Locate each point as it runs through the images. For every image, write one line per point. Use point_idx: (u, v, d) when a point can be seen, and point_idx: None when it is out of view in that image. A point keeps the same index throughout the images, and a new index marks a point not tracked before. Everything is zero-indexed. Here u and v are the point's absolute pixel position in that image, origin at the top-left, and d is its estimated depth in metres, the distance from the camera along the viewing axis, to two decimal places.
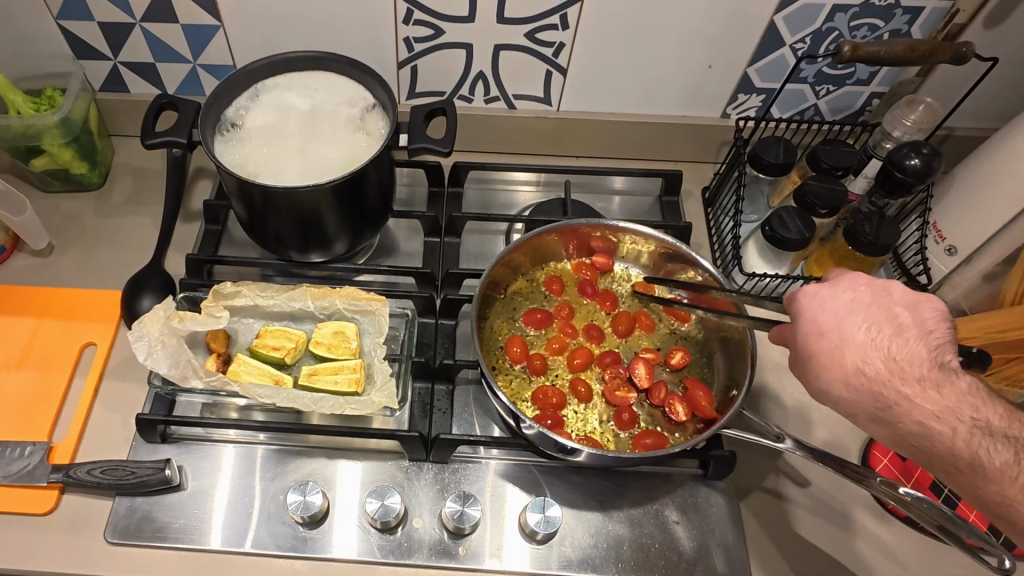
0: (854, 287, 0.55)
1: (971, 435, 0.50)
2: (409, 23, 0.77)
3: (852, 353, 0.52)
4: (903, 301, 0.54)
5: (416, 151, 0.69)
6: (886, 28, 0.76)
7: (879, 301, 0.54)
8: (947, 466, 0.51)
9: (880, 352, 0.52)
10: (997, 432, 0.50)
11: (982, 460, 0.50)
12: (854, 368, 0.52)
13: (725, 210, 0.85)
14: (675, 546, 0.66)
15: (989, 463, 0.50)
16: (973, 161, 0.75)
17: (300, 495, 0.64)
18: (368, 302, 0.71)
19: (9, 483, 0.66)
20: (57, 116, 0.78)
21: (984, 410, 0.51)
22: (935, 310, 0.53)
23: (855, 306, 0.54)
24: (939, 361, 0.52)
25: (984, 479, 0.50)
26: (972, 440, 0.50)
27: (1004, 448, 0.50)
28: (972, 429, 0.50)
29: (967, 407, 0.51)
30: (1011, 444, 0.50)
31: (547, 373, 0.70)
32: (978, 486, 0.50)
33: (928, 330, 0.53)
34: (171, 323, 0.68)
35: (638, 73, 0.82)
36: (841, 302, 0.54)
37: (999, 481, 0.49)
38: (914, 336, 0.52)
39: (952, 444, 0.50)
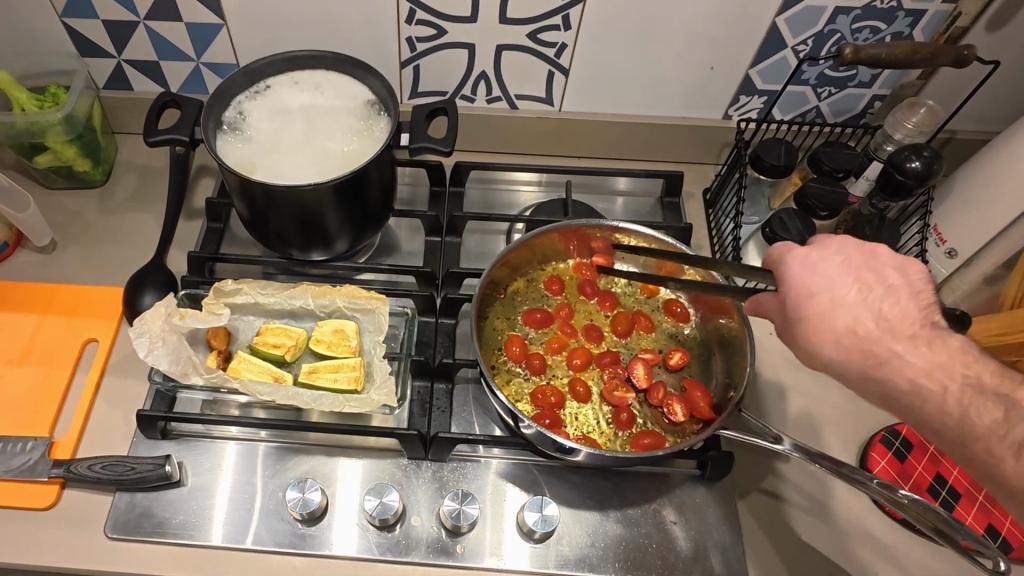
0: (842, 252, 0.54)
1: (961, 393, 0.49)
2: (412, 23, 0.77)
3: (841, 315, 0.51)
4: (891, 263, 0.53)
5: (418, 151, 0.69)
6: (888, 31, 0.76)
7: (868, 262, 0.53)
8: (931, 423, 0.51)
9: (874, 313, 0.51)
10: (989, 389, 0.49)
11: (971, 417, 0.49)
12: (866, 325, 0.51)
13: (726, 211, 0.85)
14: (672, 547, 0.66)
15: (977, 421, 0.49)
16: (975, 164, 0.75)
17: (299, 492, 0.65)
18: (369, 301, 0.71)
19: (10, 477, 0.66)
20: (60, 113, 0.79)
21: (976, 367, 0.50)
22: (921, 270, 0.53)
23: (844, 269, 0.52)
24: (930, 319, 0.51)
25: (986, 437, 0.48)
26: (962, 398, 0.49)
27: (995, 406, 0.49)
28: (964, 388, 0.49)
29: (959, 362, 0.50)
30: (1004, 403, 0.49)
31: (547, 373, 0.70)
32: (961, 440, 0.49)
33: (918, 291, 0.52)
34: (172, 320, 0.68)
35: (640, 75, 0.83)
36: (828, 265, 0.53)
37: (990, 437, 0.48)
38: (904, 296, 0.52)
39: (942, 404, 0.49)
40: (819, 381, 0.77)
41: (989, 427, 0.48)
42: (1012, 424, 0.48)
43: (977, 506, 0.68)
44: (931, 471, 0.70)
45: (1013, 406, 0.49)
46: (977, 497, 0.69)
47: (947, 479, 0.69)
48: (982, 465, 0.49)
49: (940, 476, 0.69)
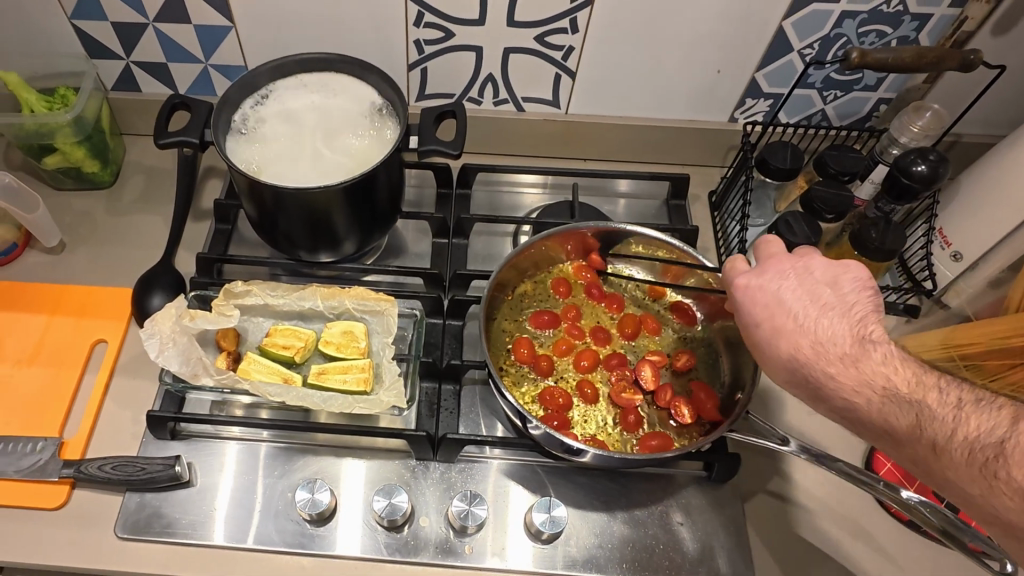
0: (781, 278, 0.57)
1: (883, 403, 0.49)
2: (420, 26, 0.78)
3: (782, 342, 0.54)
4: (827, 281, 0.55)
5: (426, 153, 0.69)
6: (894, 35, 0.76)
7: (804, 286, 0.55)
8: (873, 433, 0.51)
9: (808, 336, 0.53)
10: (904, 396, 0.49)
11: (894, 426, 0.49)
12: (798, 346, 0.53)
13: (732, 214, 0.85)
14: (679, 548, 0.66)
15: (899, 429, 0.49)
16: (982, 167, 0.75)
17: (308, 492, 0.65)
18: (378, 302, 0.72)
19: (21, 477, 0.66)
20: (69, 115, 0.79)
21: (896, 377, 0.50)
22: (856, 281, 0.55)
23: (784, 296, 0.55)
24: (862, 334, 0.52)
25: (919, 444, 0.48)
26: (883, 408, 0.49)
27: (908, 412, 0.48)
28: (885, 399, 0.50)
29: (879, 374, 0.50)
30: (916, 408, 0.48)
31: (554, 375, 0.70)
32: (898, 446, 0.50)
33: (851, 306, 0.54)
34: (182, 321, 0.68)
35: (646, 78, 0.83)
36: (768, 292, 0.56)
37: (910, 443, 0.48)
38: (835, 314, 0.54)
39: (871, 416, 0.50)
40: None
41: (909, 433, 0.48)
42: (925, 427, 0.47)
43: None
44: None
45: (925, 411, 0.48)
46: None
47: None
48: (919, 467, 0.49)
49: None
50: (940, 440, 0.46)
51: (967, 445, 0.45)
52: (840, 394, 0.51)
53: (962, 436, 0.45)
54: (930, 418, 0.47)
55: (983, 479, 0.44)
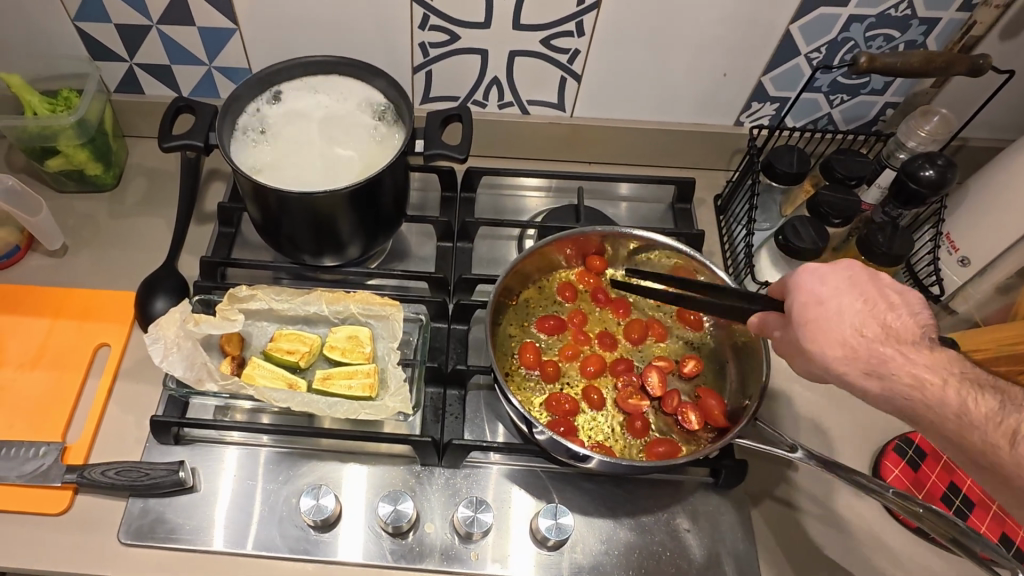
0: (845, 267, 0.55)
1: (959, 387, 0.50)
2: (425, 28, 0.77)
3: (845, 321, 0.52)
4: (890, 281, 0.55)
5: (432, 157, 0.69)
6: (901, 39, 0.76)
7: (870, 278, 0.54)
8: (935, 418, 0.50)
9: (877, 320, 0.52)
10: (985, 384, 0.50)
11: (969, 409, 0.49)
12: (864, 327, 0.52)
13: (738, 218, 0.85)
14: (686, 555, 0.66)
15: (975, 414, 0.49)
16: (990, 172, 0.75)
17: (312, 498, 0.64)
18: (383, 307, 0.71)
19: (23, 483, 0.66)
20: (72, 117, 0.79)
21: (972, 368, 0.51)
22: (917, 292, 0.55)
23: (852, 282, 0.54)
24: (927, 333, 0.52)
25: (1001, 430, 0.48)
26: (961, 391, 0.49)
27: (990, 398, 0.49)
28: (960, 383, 0.50)
29: (955, 365, 0.51)
30: (999, 395, 0.49)
31: (560, 381, 0.70)
32: (964, 433, 0.49)
33: (914, 306, 0.53)
34: (186, 326, 0.68)
35: (651, 81, 0.83)
36: (837, 275, 0.54)
37: (987, 427, 0.48)
38: (904, 309, 0.53)
39: (942, 398, 0.50)
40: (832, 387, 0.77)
41: (986, 419, 0.48)
42: (1008, 414, 0.48)
43: (991, 514, 0.68)
44: (944, 479, 0.70)
45: (1007, 400, 0.49)
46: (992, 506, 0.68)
47: (961, 488, 0.69)
48: (981, 456, 0.49)
49: (954, 485, 0.69)
50: (1022, 429, 0.47)
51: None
52: (908, 376, 0.50)
53: None
54: (1012, 405, 0.48)
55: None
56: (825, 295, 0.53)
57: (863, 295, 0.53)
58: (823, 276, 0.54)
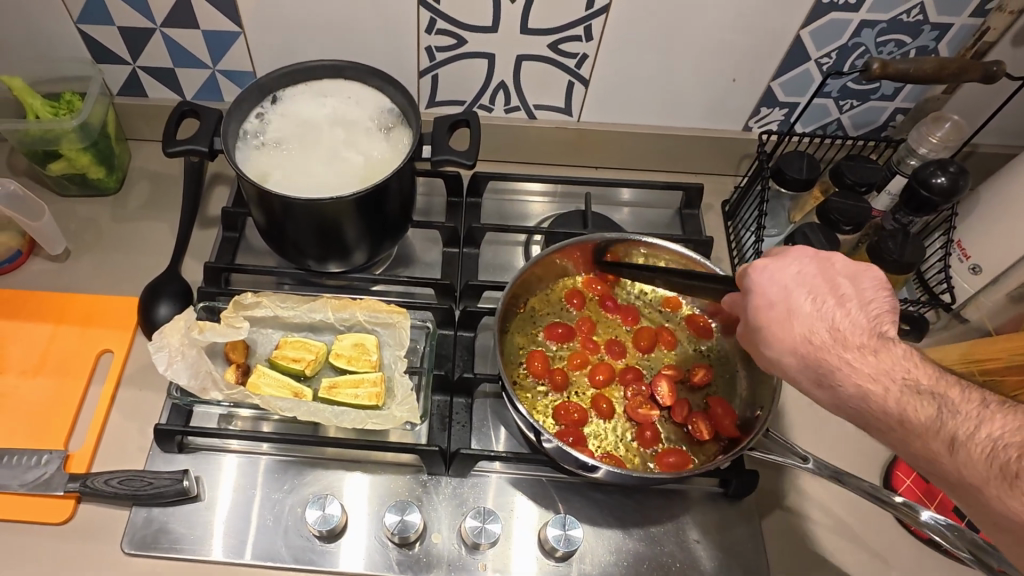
0: (800, 263, 0.55)
1: (901, 394, 0.47)
2: (432, 32, 0.76)
3: (795, 325, 0.52)
4: (846, 273, 0.54)
5: (439, 163, 0.68)
6: (912, 45, 0.75)
7: (823, 273, 0.54)
8: (879, 426, 0.48)
9: (825, 321, 0.52)
10: (926, 389, 0.47)
11: (909, 418, 0.46)
12: (811, 328, 0.52)
13: (747, 224, 0.84)
14: (696, 566, 0.65)
15: (914, 420, 0.46)
16: (1002, 178, 0.74)
17: (319, 509, 0.64)
18: (389, 314, 0.70)
19: (25, 491, 0.65)
20: (75, 121, 0.78)
21: (917, 371, 0.48)
22: (875, 280, 0.53)
23: (802, 281, 0.54)
24: (878, 330, 0.51)
25: (935, 441, 0.45)
26: (901, 399, 0.47)
27: (930, 403, 0.46)
28: (903, 390, 0.48)
29: (900, 368, 0.48)
30: (939, 400, 0.46)
31: (568, 390, 0.69)
32: (908, 443, 0.47)
33: (867, 301, 0.52)
34: (191, 333, 0.67)
35: (659, 85, 0.82)
36: (787, 275, 0.54)
37: (924, 435, 0.45)
38: (854, 306, 0.52)
39: (884, 406, 0.48)
40: None
41: (925, 426, 0.46)
42: (945, 420, 0.45)
43: None
44: None
45: (947, 405, 0.46)
46: None
47: None
48: (928, 467, 0.46)
49: None
50: (960, 436, 0.44)
51: (990, 441, 0.43)
52: (850, 380, 0.49)
53: (986, 434, 0.43)
54: (952, 413, 0.45)
55: (1002, 476, 0.41)
56: (774, 297, 0.54)
57: (817, 293, 0.53)
58: (774, 274, 0.54)
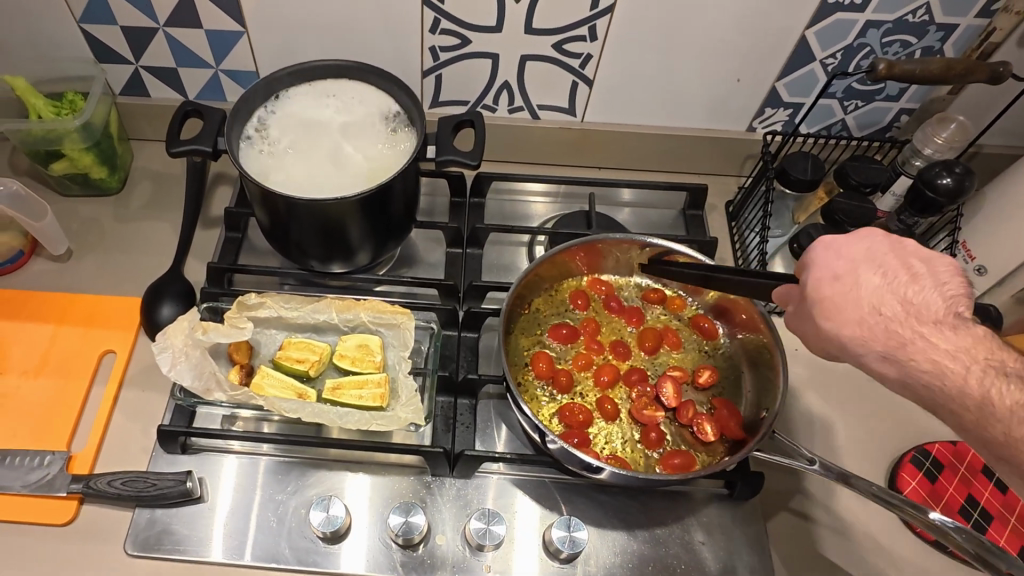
0: (868, 240, 0.54)
1: (984, 375, 0.47)
2: (436, 32, 0.76)
3: (862, 298, 0.51)
4: (919, 255, 0.52)
5: (444, 163, 0.68)
6: (918, 45, 0.75)
7: (895, 251, 0.52)
8: (951, 407, 0.48)
9: (897, 296, 0.50)
10: (1010, 371, 0.47)
11: (992, 400, 0.47)
12: (881, 300, 0.50)
13: (751, 225, 0.84)
14: (701, 568, 0.65)
15: (999, 403, 0.46)
16: (1007, 180, 0.74)
17: (322, 510, 0.63)
18: (393, 315, 0.70)
19: (27, 492, 0.65)
20: (77, 121, 0.78)
21: (999, 353, 0.48)
22: (950, 266, 0.52)
23: (870, 256, 0.52)
24: (955, 309, 0.50)
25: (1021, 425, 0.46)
26: (984, 379, 0.47)
27: (1017, 387, 0.47)
28: (985, 370, 0.47)
29: (983, 349, 0.48)
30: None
31: (573, 391, 0.69)
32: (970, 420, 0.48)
33: (943, 282, 0.51)
34: (194, 334, 0.67)
35: (663, 86, 0.82)
36: (854, 249, 0.53)
37: (1010, 419, 0.46)
38: (928, 283, 0.50)
39: (962, 385, 0.47)
40: (846, 395, 0.76)
41: (1009, 410, 0.46)
42: None
43: (1010, 527, 0.67)
44: (962, 492, 0.68)
45: None
46: (1009, 519, 0.68)
47: (978, 500, 0.68)
48: (1001, 450, 0.47)
49: (972, 498, 0.68)
50: None
51: None
52: (922, 356, 0.49)
53: None
54: None
55: None
56: (840, 269, 0.52)
57: (885, 268, 0.52)
58: (841, 247, 0.53)
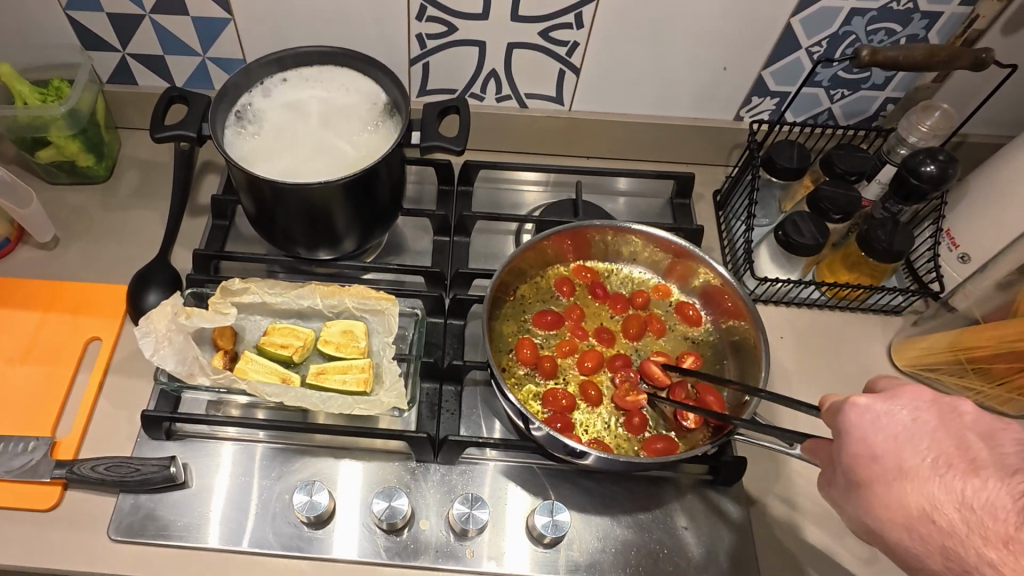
0: (913, 409, 0.45)
1: None
2: (422, 19, 0.76)
3: (908, 488, 0.43)
4: (976, 428, 0.43)
5: (429, 149, 0.68)
6: (903, 33, 0.75)
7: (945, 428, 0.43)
8: None
9: (951, 496, 0.41)
10: None
11: None
12: (932, 502, 0.41)
13: (737, 214, 0.84)
14: (684, 553, 0.65)
15: None
16: (991, 168, 0.74)
17: (306, 495, 0.63)
18: (378, 301, 0.70)
19: (11, 478, 0.65)
20: (63, 108, 0.77)
21: None
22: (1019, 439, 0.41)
23: (915, 434, 0.44)
24: None
25: None
26: None
27: None
28: None
29: None
30: None
31: (557, 376, 0.69)
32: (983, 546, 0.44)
33: (1011, 470, 0.40)
34: (178, 319, 0.67)
35: (649, 75, 0.82)
36: (894, 423, 0.45)
37: None
38: (993, 475, 0.40)
39: None
40: (832, 382, 0.76)
41: None
42: None
43: None
44: None
45: None
46: None
47: None
48: None
49: None
50: None
51: None
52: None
53: None
54: None
55: None
56: (875, 450, 0.44)
57: (938, 452, 0.43)
58: (872, 416, 0.45)
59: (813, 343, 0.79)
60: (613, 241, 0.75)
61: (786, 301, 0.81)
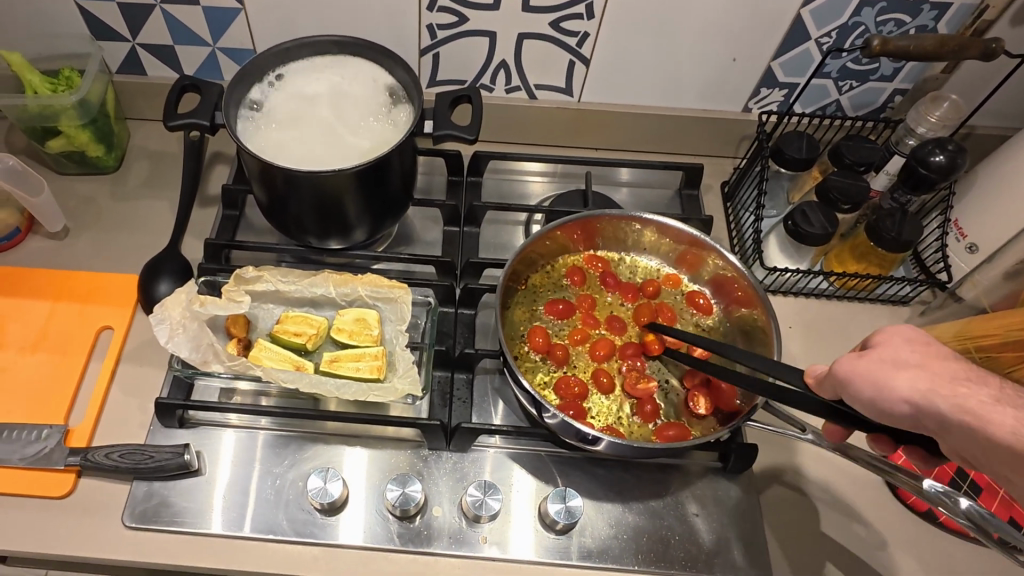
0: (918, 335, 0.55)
1: None
2: (434, 10, 0.76)
3: (931, 369, 0.50)
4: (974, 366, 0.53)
5: (442, 138, 0.68)
6: (912, 24, 0.76)
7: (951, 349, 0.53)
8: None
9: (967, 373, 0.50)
10: None
11: None
12: (957, 376, 0.49)
13: (746, 205, 0.85)
14: (695, 539, 0.66)
15: None
16: (1000, 158, 0.75)
17: (320, 481, 0.64)
18: (391, 290, 0.71)
19: (24, 465, 0.65)
20: (74, 97, 0.77)
21: None
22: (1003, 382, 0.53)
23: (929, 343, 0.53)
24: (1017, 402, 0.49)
25: None
26: None
27: None
28: None
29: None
30: None
31: (569, 365, 0.69)
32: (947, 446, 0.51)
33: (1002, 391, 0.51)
34: (192, 307, 0.67)
35: (659, 66, 0.82)
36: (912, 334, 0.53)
37: None
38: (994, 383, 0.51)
39: None
40: None
41: None
42: None
43: (999, 499, 0.68)
44: (951, 463, 0.69)
45: None
46: (999, 490, 0.68)
47: (968, 472, 0.69)
48: None
49: (960, 469, 0.69)
50: None
51: None
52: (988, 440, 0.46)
53: None
54: None
55: None
56: (906, 345, 0.52)
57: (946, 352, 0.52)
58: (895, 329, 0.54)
59: (822, 334, 0.79)
60: (624, 231, 0.75)
61: (794, 291, 0.81)
